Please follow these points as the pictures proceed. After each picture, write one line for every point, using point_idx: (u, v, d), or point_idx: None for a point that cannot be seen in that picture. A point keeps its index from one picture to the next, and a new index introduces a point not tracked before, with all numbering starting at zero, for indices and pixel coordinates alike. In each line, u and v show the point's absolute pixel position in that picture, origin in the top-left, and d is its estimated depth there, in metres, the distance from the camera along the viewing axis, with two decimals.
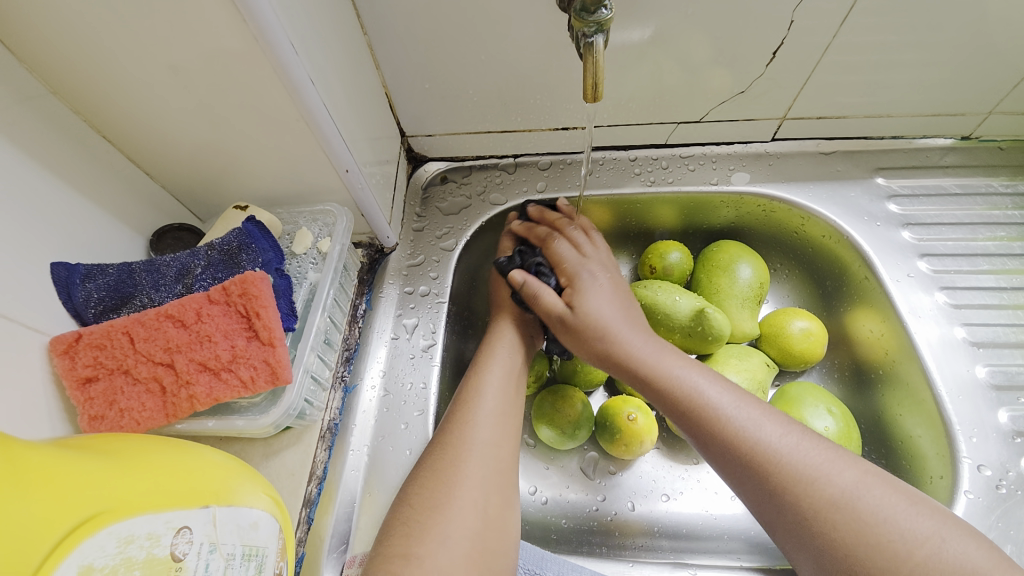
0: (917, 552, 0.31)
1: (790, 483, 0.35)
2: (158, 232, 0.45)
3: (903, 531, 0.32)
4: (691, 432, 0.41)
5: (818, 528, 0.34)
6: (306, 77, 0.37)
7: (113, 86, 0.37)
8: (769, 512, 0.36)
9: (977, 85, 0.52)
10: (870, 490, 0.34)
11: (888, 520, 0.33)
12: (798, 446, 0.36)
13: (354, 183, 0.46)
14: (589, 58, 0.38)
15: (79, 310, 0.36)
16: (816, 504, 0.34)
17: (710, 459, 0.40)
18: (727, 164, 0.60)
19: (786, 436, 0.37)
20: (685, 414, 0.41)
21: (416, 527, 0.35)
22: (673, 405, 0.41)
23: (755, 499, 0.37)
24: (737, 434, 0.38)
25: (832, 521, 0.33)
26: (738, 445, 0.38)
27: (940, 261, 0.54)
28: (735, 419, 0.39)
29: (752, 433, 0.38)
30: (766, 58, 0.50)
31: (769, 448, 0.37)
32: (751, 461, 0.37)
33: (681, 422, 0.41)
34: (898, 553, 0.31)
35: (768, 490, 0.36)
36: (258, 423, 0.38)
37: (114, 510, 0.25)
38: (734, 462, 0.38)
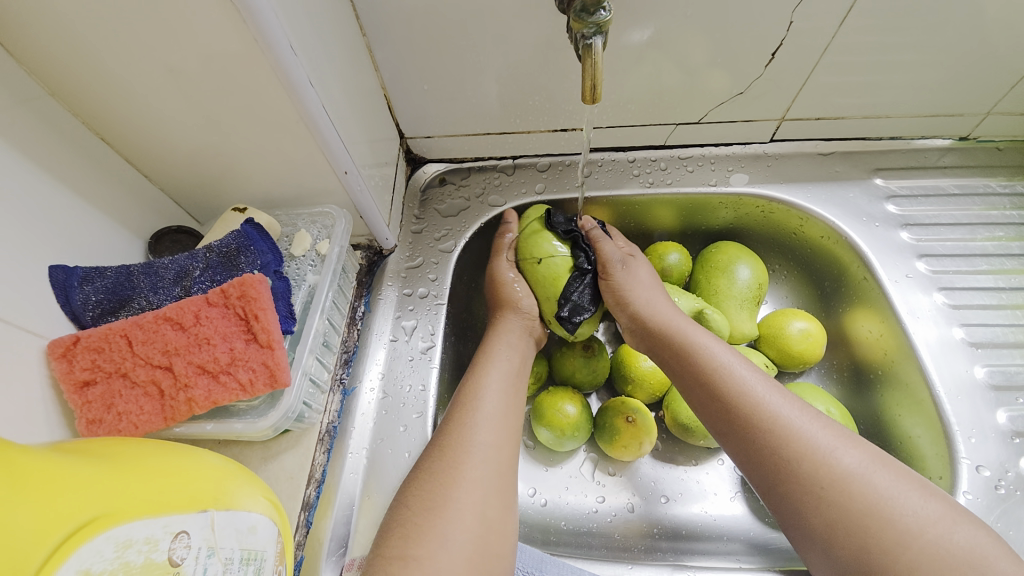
0: (928, 530, 0.32)
1: (808, 454, 0.36)
2: (157, 235, 0.45)
3: (915, 508, 0.33)
4: (710, 403, 0.42)
5: (834, 497, 0.34)
6: (305, 79, 0.37)
7: (112, 89, 0.37)
8: (784, 483, 0.37)
9: (975, 86, 0.52)
10: (882, 469, 0.35)
11: (901, 496, 0.34)
12: (815, 423, 0.38)
13: (353, 185, 0.46)
14: (587, 60, 0.38)
15: (77, 313, 0.36)
16: (834, 473, 0.35)
17: (727, 430, 0.41)
18: (726, 165, 0.60)
19: (803, 412, 0.39)
20: (712, 382, 0.42)
21: (415, 529, 0.34)
22: (699, 373, 0.43)
23: (770, 470, 0.37)
24: (761, 404, 0.39)
25: (849, 491, 0.34)
26: (758, 415, 0.39)
27: (939, 261, 0.54)
28: (756, 391, 0.40)
29: (773, 405, 0.39)
30: (764, 59, 0.50)
31: (789, 420, 0.38)
32: (773, 429, 0.38)
33: (703, 392, 0.42)
34: (911, 528, 0.32)
35: (784, 461, 0.37)
36: (256, 426, 0.38)
37: (113, 514, 0.25)
38: (753, 432, 0.39)
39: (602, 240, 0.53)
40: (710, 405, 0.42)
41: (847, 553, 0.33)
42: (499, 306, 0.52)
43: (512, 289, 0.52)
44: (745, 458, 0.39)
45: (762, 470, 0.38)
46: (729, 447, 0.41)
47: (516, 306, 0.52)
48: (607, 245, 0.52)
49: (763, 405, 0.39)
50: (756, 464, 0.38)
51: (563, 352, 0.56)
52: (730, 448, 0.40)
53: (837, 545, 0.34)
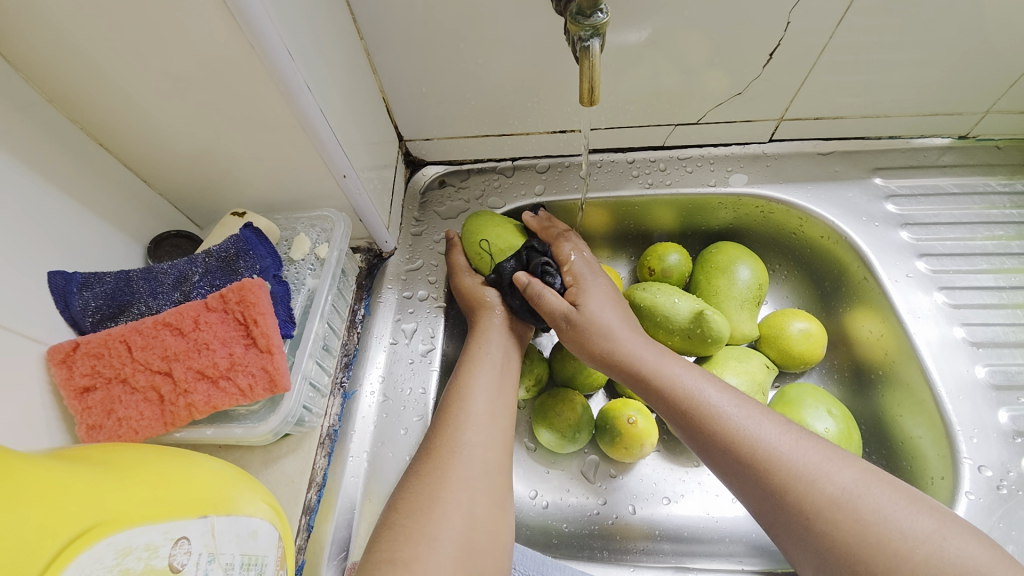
0: (918, 548, 0.32)
1: (791, 484, 0.36)
2: (156, 239, 0.45)
3: (904, 528, 0.33)
4: (691, 435, 0.42)
5: (821, 526, 0.35)
6: (303, 83, 0.37)
7: (110, 94, 0.37)
8: (773, 512, 0.37)
9: (974, 85, 0.52)
10: (869, 489, 0.35)
11: (889, 518, 0.33)
12: (797, 448, 0.38)
13: (351, 188, 0.46)
14: (584, 62, 0.38)
15: (77, 319, 0.36)
16: (818, 502, 0.35)
17: (712, 461, 0.41)
18: (725, 166, 0.60)
19: (784, 437, 0.38)
20: (687, 415, 0.42)
21: (402, 531, 0.34)
22: (675, 407, 0.42)
23: (758, 499, 0.38)
24: (738, 434, 0.39)
25: (835, 519, 0.34)
26: (739, 448, 0.39)
27: (939, 261, 0.54)
28: (734, 421, 0.40)
29: (752, 436, 0.39)
30: (762, 59, 0.50)
31: (769, 450, 0.38)
32: (753, 460, 0.38)
33: (682, 425, 0.42)
34: (900, 550, 0.32)
35: (770, 491, 0.37)
36: (257, 430, 0.38)
37: (112, 521, 0.25)
38: (737, 464, 0.39)
39: (545, 293, 0.49)
40: (691, 437, 0.42)
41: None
42: (475, 312, 0.51)
43: (487, 295, 0.51)
44: (734, 485, 0.40)
45: (751, 498, 0.38)
46: (716, 473, 0.41)
47: (493, 306, 0.50)
48: (550, 300, 0.48)
49: (742, 437, 0.39)
50: (745, 493, 0.39)
51: (563, 354, 0.56)
52: (717, 477, 0.41)
53: (829, 569, 0.34)
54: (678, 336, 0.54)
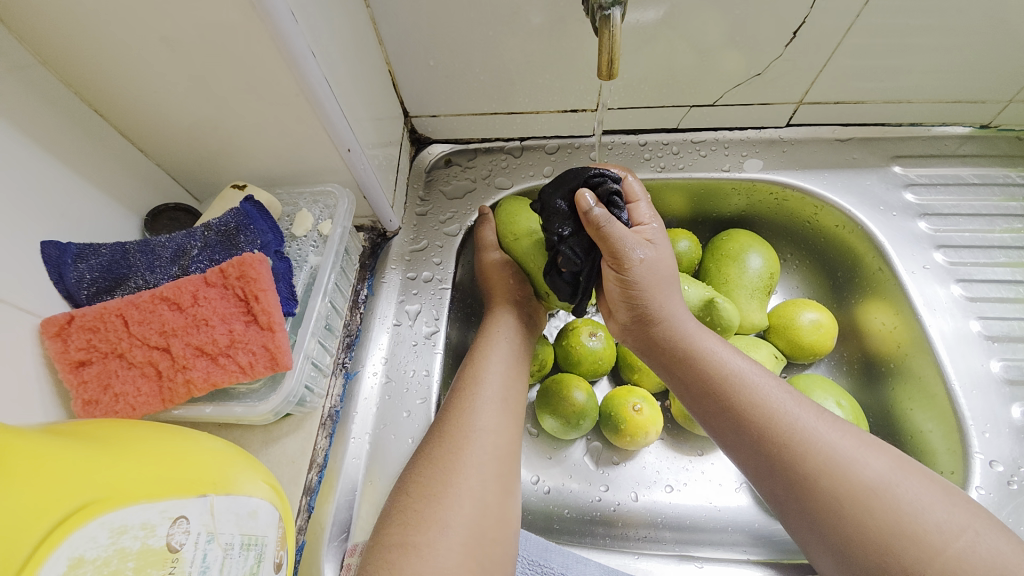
0: (951, 541, 0.31)
1: (825, 470, 0.35)
2: (153, 212, 0.44)
3: (937, 521, 0.32)
4: (721, 417, 0.41)
5: (854, 513, 0.34)
6: (307, 49, 0.35)
7: (105, 56, 0.35)
8: (801, 499, 0.36)
9: (1001, 72, 0.50)
10: (903, 479, 0.34)
11: (924, 509, 0.33)
12: (833, 435, 0.37)
13: (356, 163, 0.44)
14: (604, 32, 0.36)
15: (72, 292, 0.35)
16: (852, 490, 0.34)
17: (741, 445, 0.40)
18: (739, 150, 0.58)
19: (818, 421, 0.38)
20: (721, 395, 0.41)
21: (414, 515, 0.33)
22: (711, 386, 0.41)
23: (786, 484, 0.37)
24: (775, 416, 0.38)
25: (870, 508, 0.33)
26: (773, 431, 0.38)
27: (957, 252, 0.53)
28: (771, 405, 0.39)
29: (789, 420, 0.38)
30: (785, 38, 0.48)
31: (805, 435, 0.37)
32: (788, 443, 0.37)
33: (713, 406, 0.41)
34: (933, 543, 0.31)
35: (801, 477, 0.36)
36: (257, 410, 0.37)
37: (107, 499, 0.24)
38: (770, 448, 0.38)
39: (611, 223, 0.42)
40: (722, 419, 0.40)
41: (866, 568, 0.33)
42: (494, 292, 0.50)
43: (505, 275, 0.51)
44: (760, 471, 0.39)
45: (780, 484, 0.37)
46: (742, 458, 0.40)
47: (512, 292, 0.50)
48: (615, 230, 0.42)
49: (778, 419, 0.38)
50: (774, 477, 0.38)
51: (569, 340, 0.55)
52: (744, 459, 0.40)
53: (858, 561, 0.33)
54: None
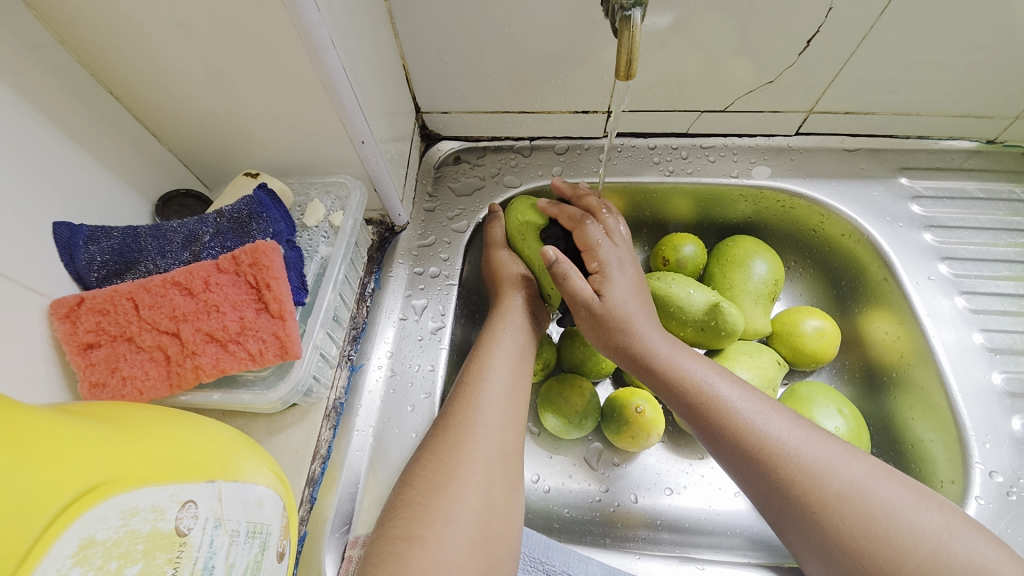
0: (924, 544, 0.32)
1: (800, 477, 0.36)
2: (165, 197, 0.44)
3: (911, 524, 0.33)
4: (698, 426, 0.41)
5: (829, 518, 0.34)
6: (327, 39, 0.35)
7: (122, 39, 0.35)
8: (778, 505, 0.36)
9: (1010, 88, 0.51)
10: (878, 484, 0.35)
11: (899, 512, 0.33)
12: (807, 442, 0.37)
13: (369, 155, 0.44)
14: (624, 32, 0.36)
15: (82, 274, 0.35)
16: (825, 496, 0.34)
17: (719, 453, 0.40)
18: (748, 157, 0.59)
19: (792, 429, 0.38)
20: (694, 408, 0.41)
21: (419, 509, 0.33)
22: (684, 400, 0.41)
23: (763, 490, 0.37)
24: (746, 427, 0.38)
25: (842, 513, 0.34)
26: (747, 440, 0.38)
27: (961, 265, 0.53)
28: (744, 414, 0.39)
29: (762, 429, 0.38)
30: (799, 47, 0.48)
31: (778, 443, 0.37)
32: (761, 453, 0.37)
33: (690, 417, 0.41)
34: (907, 545, 0.32)
35: (776, 484, 0.36)
36: (265, 398, 0.37)
37: (118, 480, 0.24)
38: (745, 457, 0.38)
39: (572, 276, 0.46)
40: (700, 428, 0.41)
41: (844, 570, 0.33)
42: (500, 287, 0.51)
43: (510, 269, 0.52)
44: (739, 477, 0.39)
45: (758, 490, 0.38)
46: (722, 465, 0.40)
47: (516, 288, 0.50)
48: (574, 283, 0.46)
49: (751, 429, 0.38)
50: (752, 484, 0.38)
51: (573, 339, 0.55)
52: (723, 469, 0.40)
53: (835, 564, 0.34)
54: (691, 327, 0.53)
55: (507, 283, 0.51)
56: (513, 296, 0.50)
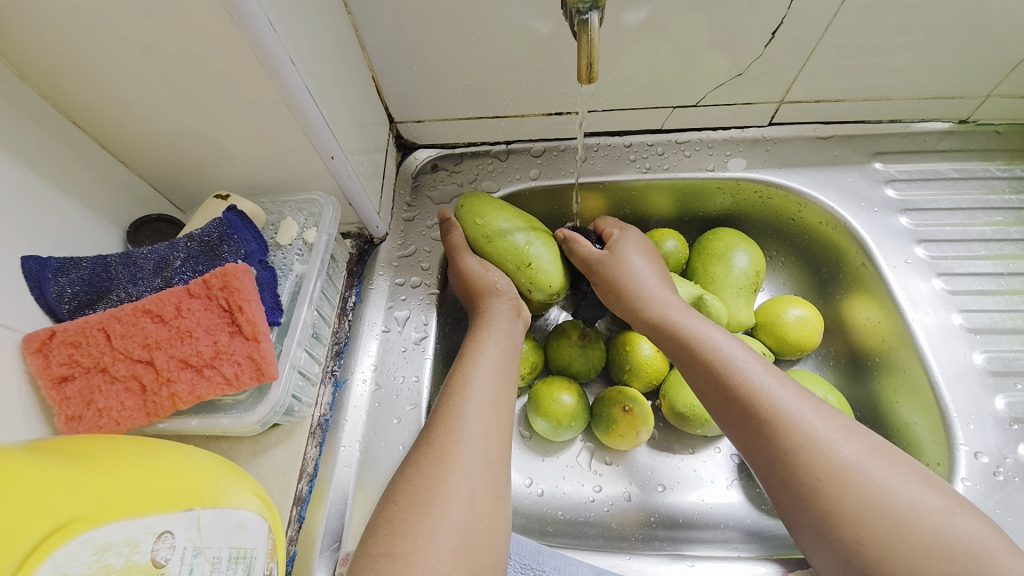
0: (925, 520, 0.32)
1: (805, 444, 0.36)
2: (136, 223, 0.43)
3: (912, 499, 0.33)
4: (710, 390, 0.42)
5: (831, 489, 0.34)
6: (286, 57, 0.35)
7: (81, 68, 0.35)
8: (781, 474, 0.36)
9: (975, 69, 0.51)
10: (880, 460, 0.35)
11: (900, 488, 0.33)
12: (816, 412, 0.38)
13: (340, 170, 0.44)
14: (583, 37, 0.36)
15: (52, 306, 0.35)
16: (829, 465, 0.35)
17: (728, 417, 0.40)
18: (724, 150, 0.59)
19: (803, 401, 0.38)
20: (709, 368, 0.42)
21: (401, 525, 0.33)
22: (699, 361, 0.43)
23: (767, 459, 0.37)
24: (758, 392, 0.39)
25: (845, 483, 0.34)
26: (758, 404, 0.38)
27: (938, 246, 0.54)
28: (757, 380, 0.40)
29: (773, 395, 0.39)
30: (764, 39, 0.48)
31: (789, 410, 0.38)
32: (770, 418, 0.38)
33: (703, 379, 0.42)
34: (906, 520, 0.32)
35: (782, 451, 0.37)
36: (244, 420, 0.37)
37: (88, 517, 0.24)
38: (753, 421, 0.38)
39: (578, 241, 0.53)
40: (712, 391, 0.42)
41: (842, 544, 0.33)
42: (478, 296, 0.50)
43: (490, 278, 0.50)
44: (745, 445, 0.39)
45: (762, 458, 0.38)
46: (730, 431, 0.41)
47: (500, 292, 0.50)
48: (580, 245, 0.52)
49: (764, 394, 0.39)
50: (757, 452, 0.38)
51: (559, 342, 0.55)
52: (730, 437, 0.40)
53: (834, 537, 0.33)
54: None
55: (481, 288, 0.50)
56: (496, 299, 0.50)
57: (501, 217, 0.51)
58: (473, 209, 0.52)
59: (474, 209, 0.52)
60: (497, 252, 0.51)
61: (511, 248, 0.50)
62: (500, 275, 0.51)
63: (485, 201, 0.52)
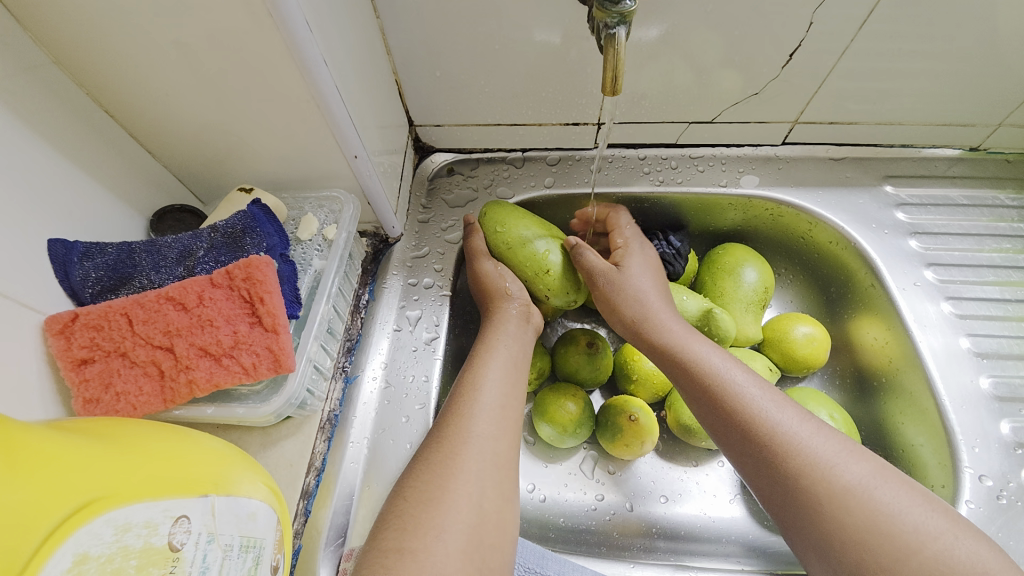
0: (927, 544, 0.32)
1: (807, 468, 0.36)
2: (159, 212, 0.44)
3: (915, 523, 0.33)
4: (711, 415, 0.42)
5: (833, 512, 0.34)
6: (319, 57, 0.36)
7: (118, 58, 0.35)
8: (784, 497, 0.37)
9: (988, 98, 0.52)
10: (883, 482, 0.35)
11: (903, 511, 0.33)
12: (818, 435, 0.38)
13: (362, 169, 0.45)
14: (609, 50, 0.37)
15: (76, 290, 0.35)
16: (831, 489, 0.35)
17: (729, 441, 0.41)
18: (737, 167, 0.60)
19: (805, 425, 0.38)
20: (708, 393, 0.42)
21: (410, 520, 0.34)
22: (698, 386, 0.43)
23: (769, 482, 0.38)
24: (758, 417, 0.39)
25: (848, 507, 0.34)
26: (759, 429, 0.39)
27: (946, 270, 0.54)
28: (758, 405, 0.40)
29: (773, 419, 0.39)
30: (782, 59, 0.49)
31: (790, 434, 0.38)
32: (772, 444, 0.38)
33: (702, 403, 0.42)
34: (909, 544, 0.32)
35: (784, 475, 0.37)
36: (259, 411, 0.37)
37: (111, 496, 0.24)
38: (754, 445, 0.39)
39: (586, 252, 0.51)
40: (712, 415, 0.42)
41: (845, 566, 0.33)
42: (493, 301, 0.51)
43: (499, 283, 0.51)
44: (746, 468, 0.39)
45: (765, 481, 0.38)
46: (732, 456, 0.41)
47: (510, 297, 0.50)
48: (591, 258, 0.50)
49: (763, 418, 0.39)
50: (758, 476, 0.38)
51: (566, 348, 0.56)
52: (731, 461, 0.41)
53: (836, 561, 0.34)
54: None
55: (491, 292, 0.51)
56: (506, 302, 0.50)
57: (523, 225, 0.52)
58: (496, 216, 0.52)
59: (496, 216, 0.53)
60: (517, 259, 0.51)
61: (530, 253, 0.51)
62: (509, 279, 0.51)
63: (509, 210, 0.53)
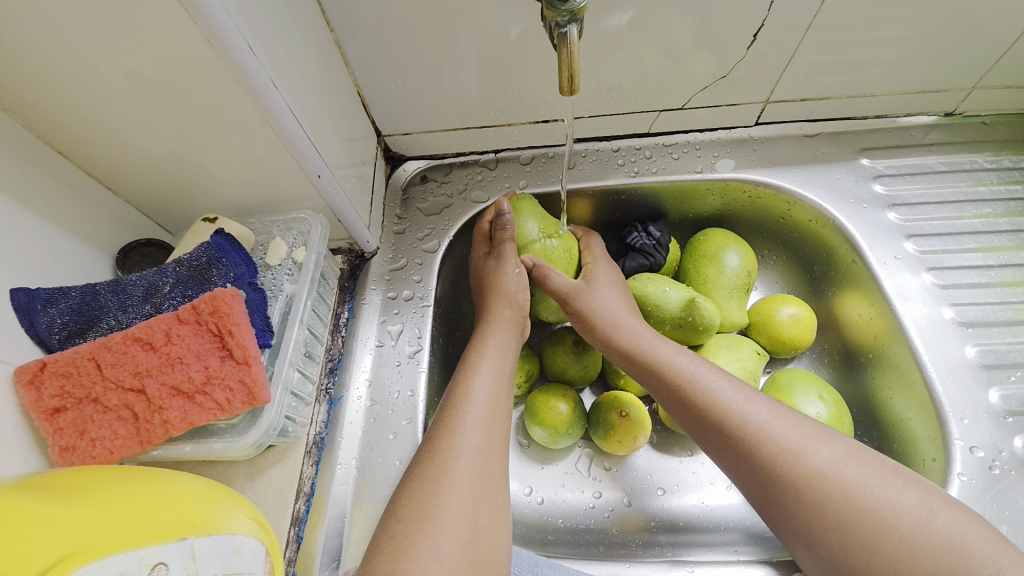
0: (904, 519, 0.32)
1: (780, 454, 0.36)
2: (124, 249, 0.44)
3: (890, 499, 0.33)
4: (685, 413, 0.42)
5: (810, 497, 0.34)
6: (267, 80, 0.35)
7: (61, 98, 0.35)
8: (763, 484, 0.37)
9: (960, 62, 0.51)
10: (855, 462, 0.35)
11: (876, 489, 0.33)
12: (786, 421, 0.38)
13: (327, 188, 0.45)
14: (562, 49, 0.37)
15: (43, 337, 0.35)
16: (806, 472, 0.35)
17: (704, 436, 0.40)
18: (711, 151, 0.59)
19: (773, 413, 0.38)
20: (679, 392, 0.42)
21: (404, 542, 0.33)
22: (670, 385, 0.43)
23: (748, 473, 0.38)
24: (728, 409, 0.39)
25: (824, 490, 0.34)
26: (730, 421, 0.39)
27: (927, 241, 0.54)
28: (726, 396, 0.40)
29: (743, 409, 0.39)
30: (747, 40, 0.48)
31: (759, 422, 0.38)
32: (743, 434, 0.38)
33: (675, 400, 0.42)
34: (887, 521, 0.32)
35: (760, 464, 0.37)
36: (237, 445, 0.37)
37: (84, 552, 0.24)
38: (728, 437, 0.39)
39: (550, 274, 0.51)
40: (685, 412, 0.42)
41: (828, 550, 0.33)
42: (492, 299, 0.50)
43: (508, 279, 0.50)
44: (725, 461, 0.39)
45: (744, 473, 0.38)
46: (710, 450, 0.41)
47: (505, 297, 0.50)
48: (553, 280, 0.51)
49: (733, 409, 0.39)
50: (737, 468, 0.38)
51: (553, 348, 0.55)
52: (710, 456, 0.41)
53: (821, 546, 0.33)
54: (669, 326, 0.53)
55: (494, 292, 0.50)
56: (503, 305, 0.50)
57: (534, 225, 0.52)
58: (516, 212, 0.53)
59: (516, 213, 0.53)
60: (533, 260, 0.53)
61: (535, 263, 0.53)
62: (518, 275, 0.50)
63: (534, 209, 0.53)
